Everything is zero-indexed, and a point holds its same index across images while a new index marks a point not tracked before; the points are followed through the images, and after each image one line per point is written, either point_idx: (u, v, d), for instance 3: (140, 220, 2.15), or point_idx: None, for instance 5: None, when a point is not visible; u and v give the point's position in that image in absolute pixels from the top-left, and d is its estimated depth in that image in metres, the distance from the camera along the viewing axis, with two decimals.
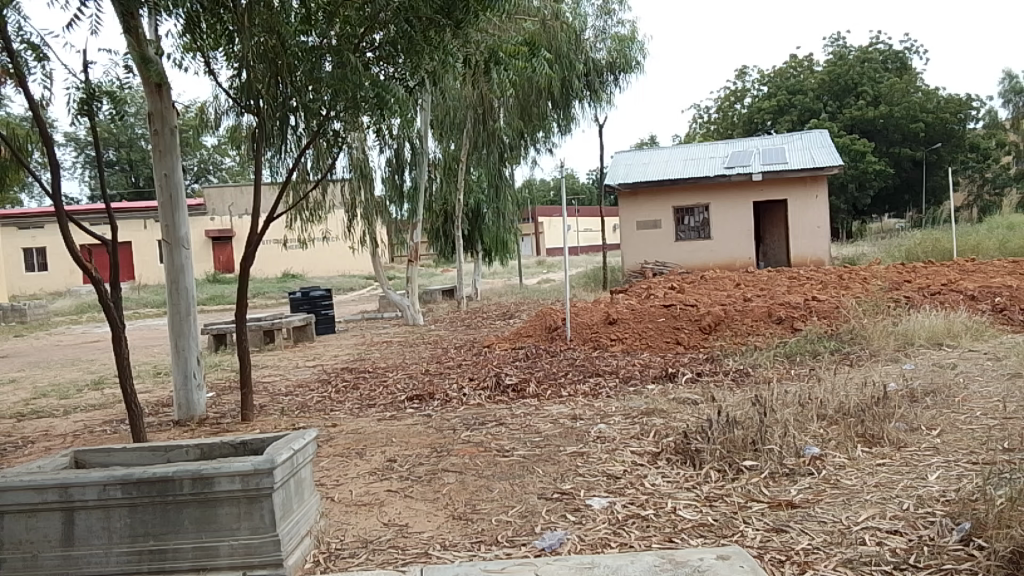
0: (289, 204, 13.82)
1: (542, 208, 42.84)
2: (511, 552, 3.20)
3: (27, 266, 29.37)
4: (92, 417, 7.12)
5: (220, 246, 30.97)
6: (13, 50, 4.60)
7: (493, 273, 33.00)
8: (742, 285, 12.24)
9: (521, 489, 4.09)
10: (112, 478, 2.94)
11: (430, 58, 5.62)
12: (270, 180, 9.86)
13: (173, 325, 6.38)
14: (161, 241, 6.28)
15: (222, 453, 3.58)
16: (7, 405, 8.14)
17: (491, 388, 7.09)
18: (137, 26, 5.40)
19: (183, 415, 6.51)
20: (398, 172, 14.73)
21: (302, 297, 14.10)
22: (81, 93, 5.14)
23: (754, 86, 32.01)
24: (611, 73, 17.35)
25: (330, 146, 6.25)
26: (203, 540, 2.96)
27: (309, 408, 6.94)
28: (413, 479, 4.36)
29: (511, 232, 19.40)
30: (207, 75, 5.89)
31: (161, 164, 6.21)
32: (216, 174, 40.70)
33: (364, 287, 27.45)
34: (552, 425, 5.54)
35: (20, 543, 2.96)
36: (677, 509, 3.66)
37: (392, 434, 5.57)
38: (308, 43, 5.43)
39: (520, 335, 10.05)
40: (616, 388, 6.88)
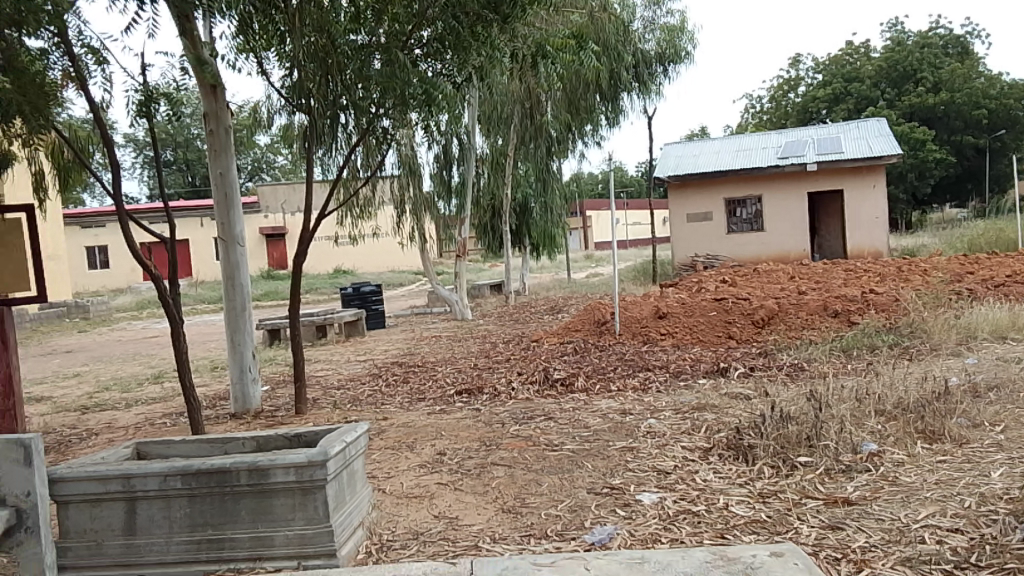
0: (339, 200, 14.01)
1: (591, 201, 42.61)
2: (560, 546, 3.20)
3: (90, 263, 30.41)
4: (152, 410, 7.35)
5: (273, 243, 31.59)
6: (74, 55, 4.76)
7: (541, 267, 32.98)
8: (796, 278, 11.98)
9: (571, 483, 4.09)
10: (172, 469, 3.03)
11: (478, 53, 5.64)
12: (321, 178, 10.01)
13: (230, 321, 6.53)
14: (217, 239, 6.43)
15: (277, 446, 3.65)
16: (72, 398, 8.44)
17: (540, 382, 7.10)
18: (192, 29, 5.55)
19: (239, 408, 6.67)
20: (446, 168, 14.79)
21: (353, 292, 14.29)
22: (139, 95, 5.29)
23: (808, 74, 31.29)
24: (660, 64, 17.20)
25: (380, 144, 6.30)
26: (259, 530, 3.03)
27: (361, 401, 7.04)
28: (463, 472, 4.39)
29: (559, 226, 19.34)
30: (260, 75, 6.00)
31: (216, 163, 6.36)
32: (269, 173, 41.51)
33: (413, 283, 27.71)
34: (601, 420, 5.52)
35: (85, 532, 3.07)
36: (729, 505, 3.61)
37: (442, 427, 5.61)
38: (357, 42, 5.50)
39: (568, 329, 10.02)
40: (667, 382, 6.83)
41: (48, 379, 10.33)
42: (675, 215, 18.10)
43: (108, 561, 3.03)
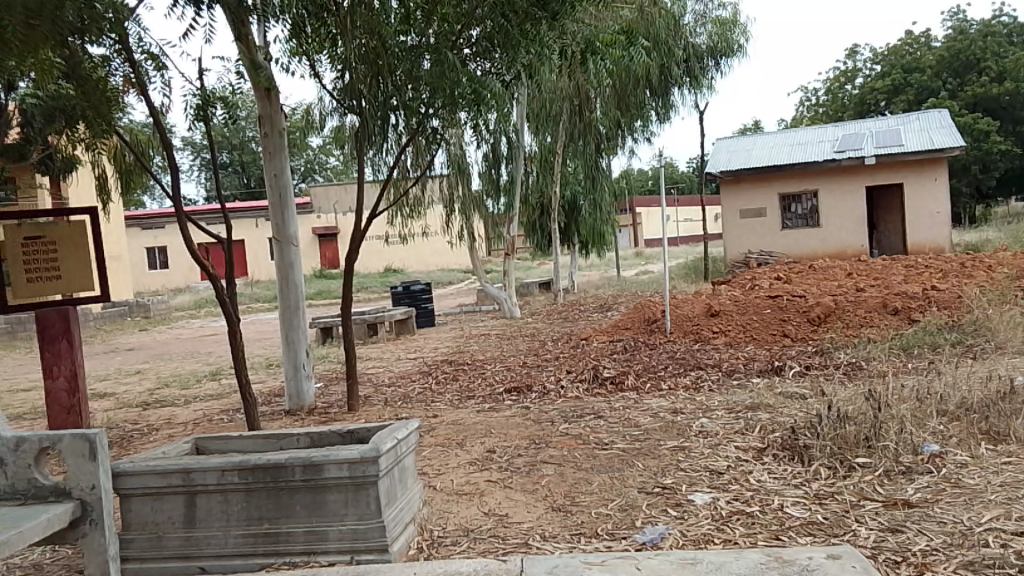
0: (389, 200, 14.16)
1: (640, 198, 42.24)
2: (611, 545, 3.18)
3: (151, 264, 31.35)
4: (209, 406, 7.54)
5: (325, 242, 32.12)
6: (135, 60, 4.91)
7: (590, 265, 32.85)
8: (854, 275, 11.68)
9: (621, 482, 4.06)
10: (229, 464, 3.10)
11: (527, 51, 5.64)
12: (372, 178, 10.12)
13: (285, 319, 6.66)
14: (272, 239, 6.56)
15: (330, 442, 3.71)
16: (133, 394, 8.72)
17: (590, 380, 7.07)
18: (247, 34, 5.67)
19: (294, 404, 6.78)
20: (495, 166, 14.79)
21: (403, 291, 14.41)
22: (197, 99, 5.43)
23: (866, 65, 30.45)
24: (713, 58, 16.99)
25: (430, 143, 6.34)
26: (313, 525, 3.08)
27: (411, 398, 7.12)
28: (512, 469, 4.40)
29: (609, 223, 19.17)
30: (312, 77, 6.10)
31: (271, 165, 6.49)
32: (322, 174, 42.21)
33: (462, 281, 27.88)
34: (652, 419, 5.47)
35: (147, 524, 3.16)
36: (784, 507, 3.54)
37: (492, 425, 5.63)
38: (407, 42, 5.56)
39: (618, 327, 9.95)
40: (719, 381, 6.74)
41: (112, 375, 10.68)
42: (727, 211, 17.83)
43: (168, 553, 3.12)
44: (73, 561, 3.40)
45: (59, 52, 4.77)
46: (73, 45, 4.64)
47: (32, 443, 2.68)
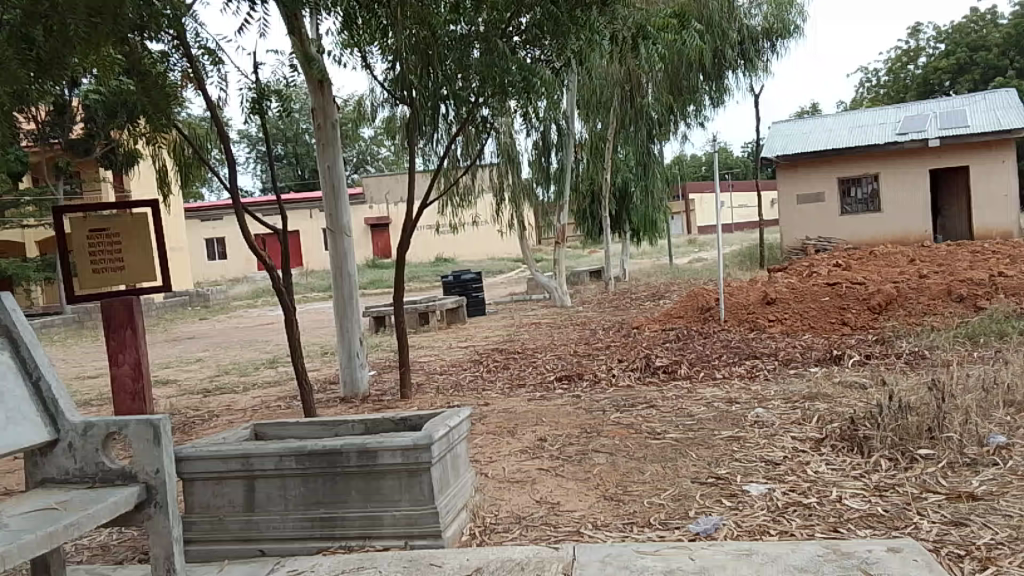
0: (440, 189, 14.25)
1: (693, 183, 41.64)
2: (664, 535, 3.16)
3: (210, 255, 32.18)
4: (267, 393, 7.72)
5: (377, 232, 32.54)
6: (192, 55, 5.02)
7: (642, 253, 32.59)
8: (917, 261, 11.33)
9: (674, 472, 4.03)
10: (287, 450, 3.16)
11: (577, 38, 5.60)
12: (423, 168, 10.18)
13: (339, 308, 6.76)
14: (327, 230, 6.66)
15: (384, 429, 3.75)
16: (195, 381, 8.99)
17: (642, 369, 7.02)
18: (300, 27, 5.74)
19: (349, 391, 6.91)
20: (545, 154, 14.73)
21: (454, 280, 14.50)
22: (252, 92, 5.54)
23: (929, 44, 29.41)
24: (768, 40, 16.64)
25: (480, 132, 6.35)
26: (369, 510, 3.14)
27: (463, 386, 7.18)
28: (564, 458, 4.40)
29: (660, 210, 18.92)
30: (364, 69, 6.15)
31: (324, 157, 6.58)
32: (374, 165, 42.69)
33: (512, 270, 27.95)
34: (706, 409, 5.40)
35: (209, 507, 3.25)
36: (842, 498, 3.47)
37: (543, 413, 5.64)
38: (457, 32, 5.57)
39: (671, 315, 9.82)
40: (775, 370, 6.62)
41: (174, 363, 11.02)
42: (784, 197, 17.46)
43: (229, 536, 3.21)
44: (138, 543, 3.54)
45: (120, 49, 4.91)
46: (133, 41, 4.76)
47: (100, 428, 2.68)
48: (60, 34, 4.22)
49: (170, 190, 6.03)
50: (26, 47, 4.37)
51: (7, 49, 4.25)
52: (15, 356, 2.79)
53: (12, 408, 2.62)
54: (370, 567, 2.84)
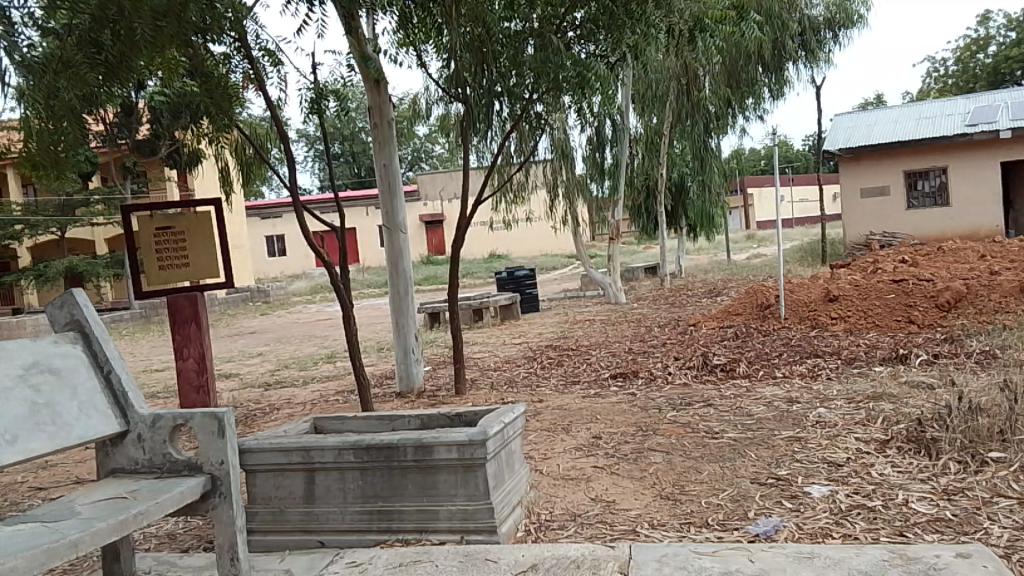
0: (494, 186, 14.31)
1: (751, 177, 40.96)
2: (722, 536, 3.10)
3: (270, 251, 32.94)
4: (326, 387, 7.87)
5: (432, 229, 32.83)
6: (253, 57, 5.13)
7: (699, 249, 32.19)
8: (987, 257, 10.91)
9: (733, 472, 3.96)
10: (346, 443, 3.20)
11: (632, 31, 5.54)
12: (477, 165, 10.21)
13: (395, 304, 6.84)
14: (382, 227, 6.74)
15: (439, 424, 3.77)
16: (256, 375, 9.21)
17: (698, 367, 6.92)
18: (357, 27, 5.81)
19: (404, 386, 7.00)
20: (599, 150, 14.64)
21: (508, 277, 14.53)
22: (311, 92, 5.64)
23: (1001, 32, 28.29)
24: (830, 30, 16.27)
25: (533, 129, 6.34)
26: (424, 504, 3.16)
27: (517, 382, 7.20)
28: (619, 456, 4.37)
29: (718, 205, 18.62)
30: (419, 67, 6.20)
31: (381, 155, 6.65)
32: (428, 162, 43.09)
33: (566, 266, 27.88)
34: (766, 408, 5.30)
35: (270, 499, 3.33)
36: (908, 501, 3.36)
37: (597, 411, 5.61)
38: (511, 28, 5.57)
39: (729, 312, 9.67)
40: (838, 369, 6.45)
41: (236, 357, 11.31)
42: (847, 190, 17.06)
43: (289, 527, 3.27)
44: (203, 532, 3.64)
45: (184, 52, 5.06)
46: (196, 44, 4.90)
47: (168, 420, 2.76)
48: (127, 38, 4.34)
49: (232, 188, 6.15)
50: (94, 51, 4.46)
51: (76, 52, 4.35)
52: (88, 351, 2.87)
53: (84, 400, 2.71)
54: (426, 561, 2.86)
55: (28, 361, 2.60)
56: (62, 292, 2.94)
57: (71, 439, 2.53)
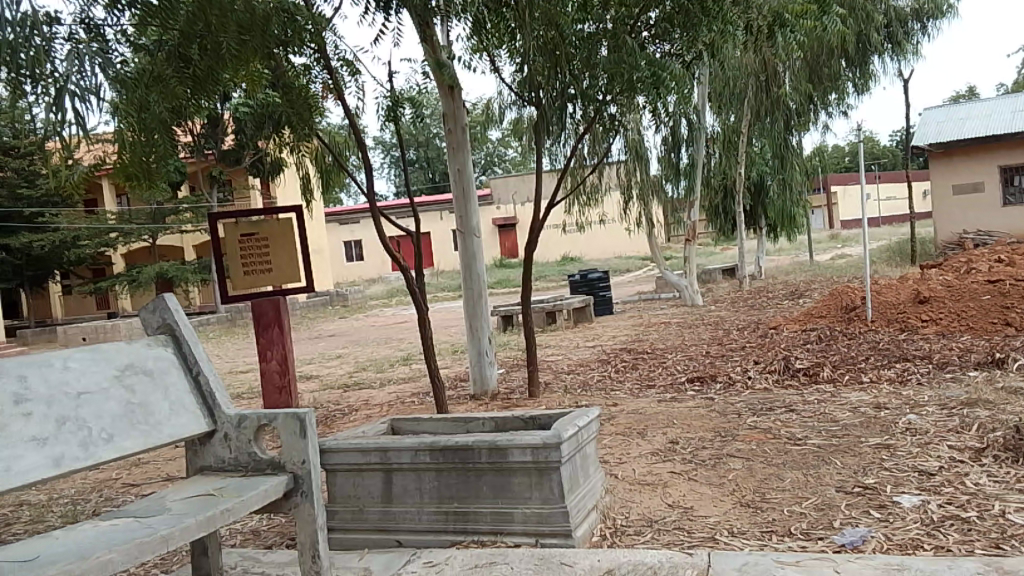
0: (567, 188, 14.31)
1: (834, 176, 39.68)
2: (806, 546, 3.00)
3: (348, 256, 33.73)
4: (402, 389, 7.99)
5: (505, 232, 33.01)
6: (332, 67, 5.25)
7: (779, 250, 31.38)
8: None
9: (817, 480, 3.83)
10: (422, 444, 3.23)
11: (709, 30, 5.44)
12: (550, 167, 10.21)
13: (469, 307, 6.88)
14: (456, 231, 6.79)
15: (514, 427, 3.77)
16: (335, 377, 9.43)
17: (780, 371, 6.73)
18: (432, 35, 5.90)
19: (478, 389, 7.03)
20: (674, 150, 14.43)
21: (581, 280, 14.47)
22: (388, 100, 5.74)
23: None
24: (918, 21, 15.65)
25: (608, 131, 6.30)
26: (499, 506, 3.17)
27: (591, 386, 7.16)
28: (697, 462, 4.28)
29: (800, 204, 18.05)
30: (493, 72, 6.23)
31: (455, 159, 6.71)
32: (501, 166, 43.36)
33: (641, 269, 27.56)
34: (852, 414, 5.11)
35: (349, 498, 3.40)
36: (1005, 513, 3.18)
37: (674, 416, 5.52)
38: (585, 31, 5.54)
39: (812, 315, 9.37)
40: (929, 374, 6.17)
41: (317, 359, 11.62)
42: (937, 187, 16.36)
43: (368, 525, 3.33)
44: (286, 529, 3.74)
45: (267, 64, 5.24)
46: (278, 56, 5.07)
47: (252, 420, 2.84)
48: (213, 52, 4.54)
49: (314, 196, 6.31)
50: (183, 65, 4.68)
51: (166, 67, 4.58)
52: (178, 353, 3.00)
53: (175, 400, 2.82)
54: (502, 564, 2.86)
55: (123, 362, 2.72)
56: (154, 296, 3.06)
57: (161, 438, 2.63)
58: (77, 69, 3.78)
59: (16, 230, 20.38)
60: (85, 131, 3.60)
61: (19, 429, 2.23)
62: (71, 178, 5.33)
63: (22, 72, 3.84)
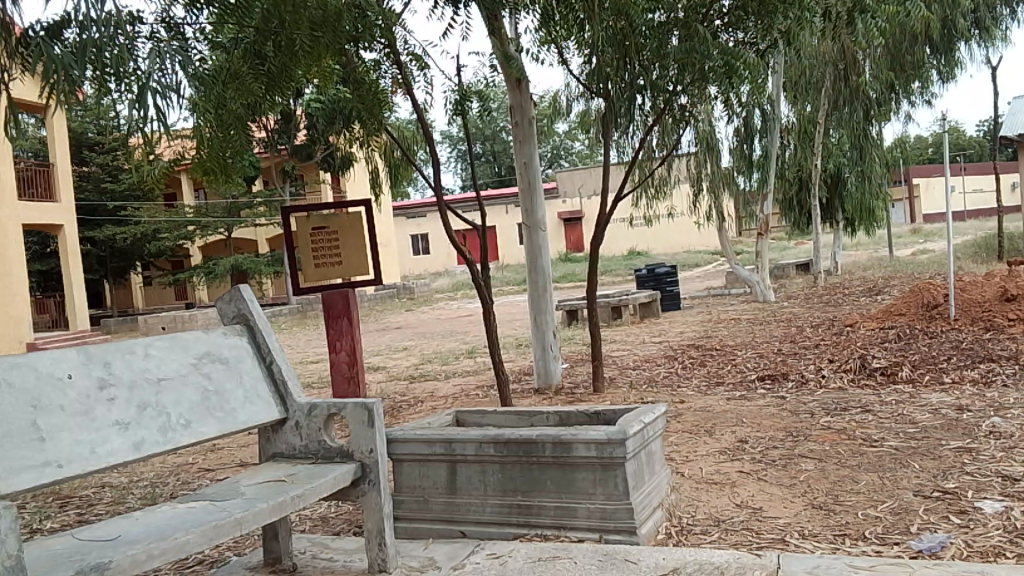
0: (635, 181, 14.15)
1: (917, 168, 38.16)
2: (881, 550, 2.89)
3: (415, 249, 34.18)
4: (467, 381, 8.05)
5: (571, 226, 32.91)
6: (401, 62, 5.31)
7: (856, 245, 30.40)
8: None
9: (894, 483, 3.69)
10: (486, 436, 3.24)
11: (785, 17, 5.29)
12: (618, 160, 10.12)
13: (534, 301, 6.86)
14: (522, 224, 6.77)
15: (578, 422, 3.74)
16: (402, 369, 9.58)
17: (856, 370, 6.51)
18: (500, 28, 5.89)
19: (542, 382, 7.02)
20: (747, 141, 14.10)
21: (648, 274, 14.30)
22: (455, 94, 5.78)
23: None
24: (1008, 5, 14.90)
25: (677, 122, 6.19)
26: (563, 500, 3.15)
27: (657, 382, 7.07)
28: (767, 462, 4.18)
29: (880, 197, 17.47)
30: (561, 64, 6.19)
31: (521, 153, 6.69)
32: (568, 159, 43.29)
33: (710, 263, 27.07)
34: (932, 416, 4.90)
35: (415, 487, 3.44)
36: None
37: (744, 414, 5.40)
38: (655, 20, 5.44)
39: (891, 312, 9.03)
40: (1017, 375, 5.88)
41: (385, 351, 11.82)
42: None
43: (432, 515, 3.37)
44: (354, 517, 3.81)
45: (338, 61, 5.33)
46: (349, 52, 5.14)
47: (323, 408, 2.89)
48: (287, 49, 4.64)
49: (382, 190, 6.39)
50: (259, 62, 4.79)
51: (243, 64, 4.70)
52: (252, 342, 3.07)
53: (249, 387, 2.90)
54: (565, 558, 2.85)
55: (200, 350, 2.80)
56: (230, 287, 3.14)
57: (236, 424, 2.71)
58: (159, 68, 3.90)
59: (101, 223, 21.44)
60: (166, 127, 3.71)
61: (103, 413, 2.33)
62: (152, 174, 5.53)
63: (106, 69, 3.99)
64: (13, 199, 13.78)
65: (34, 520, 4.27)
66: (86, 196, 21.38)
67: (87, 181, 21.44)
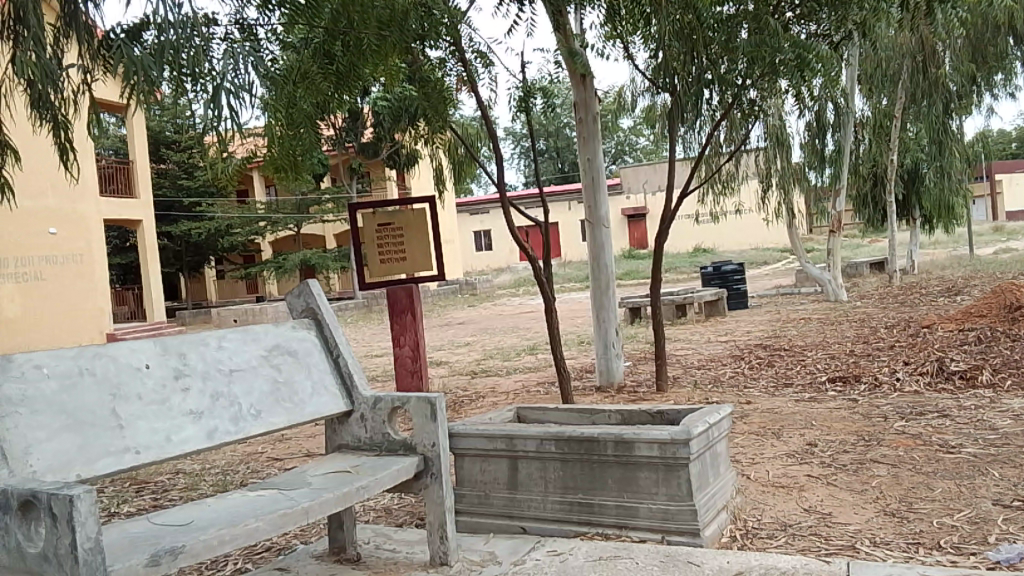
0: (701, 176, 13.90)
1: (1001, 164, 36.50)
2: (956, 560, 2.78)
3: (478, 246, 34.38)
4: (528, 378, 8.05)
5: (635, 223, 32.59)
6: (466, 59, 5.35)
7: (935, 243, 29.21)
8: None
9: (971, 491, 3.54)
10: (548, 433, 3.23)
11: (860, 8, 5.13)
12: (683, 156, 9.96)
13: (596, 297, 6.80)
14: (585, 221, 6.72)
15: (640, 421, 3.69)
16: (464, 364, 9.64)
17: (933, 374, 6.27)
18: (565, 24, 5.86)
19: (604, 380, 6.97)
20: (820, 136, 13.66)
21: (714, 272, 14.05)
22: (520, 91, 5.79)
23: None
24: None
25: (746, 116, 6.06)
26: (624, 500, 3.13)
27: (723, 382, 6.95)
28: (837, 466, 4.06)
29: (960, 193, 16.75)
30: (625, 59, 6.13)
31: (585, 149, 6.65)
32: (632, 155, 42.90)
33: (779, 262, 26.43)
34: (1014, 423, 4.68)
35: (477, 482, 3.46)
36: None
37: (813, 417, 5.25)
38: (724, 13, 5.33)
39: (971, 314, 8.67)
40: None
41: (448, 346, 11.93)
42: None
43: (494, 511, 3.38)
44: (416, 509, 3.86)
45: (405, 59, 5.40)
46: (415, 50, 5.19)
47: (387, 402, 2.92)
48: (356, 48, 4.75)
49: (445, 187, 6.43)
50: (327, 61, 4.89)
51: (313, 64, 4.82)
52: (320, 335, 3.13)
53: (317, 379, 2.95)
54: (626, 558, 2.82)
55: (270, 342, 2.88)
56: (299, 282, 3.20)
57: (304, 415, 2.77)
58: (232, 68, 4.00)
59: (177, 219, 22.24)
60: (238, 126, 3.81)
61: (178, 402, 2.41)
62: (226, 171, 5.69)
63: (183, 70, 4.09)
64: (96, 195, 14.40)
65: (113, 504, 4.46)
66: (163, 192, 22.13)
67: (164, 177, 22.23)
